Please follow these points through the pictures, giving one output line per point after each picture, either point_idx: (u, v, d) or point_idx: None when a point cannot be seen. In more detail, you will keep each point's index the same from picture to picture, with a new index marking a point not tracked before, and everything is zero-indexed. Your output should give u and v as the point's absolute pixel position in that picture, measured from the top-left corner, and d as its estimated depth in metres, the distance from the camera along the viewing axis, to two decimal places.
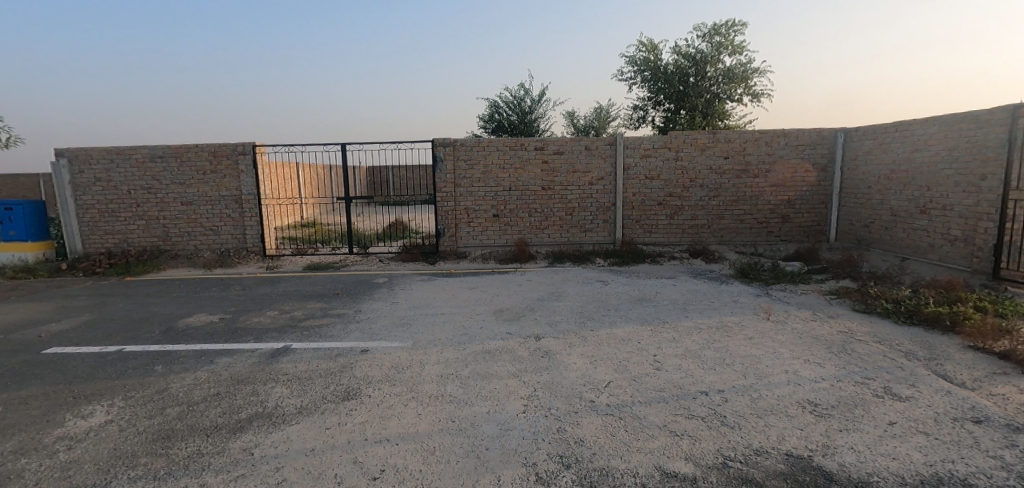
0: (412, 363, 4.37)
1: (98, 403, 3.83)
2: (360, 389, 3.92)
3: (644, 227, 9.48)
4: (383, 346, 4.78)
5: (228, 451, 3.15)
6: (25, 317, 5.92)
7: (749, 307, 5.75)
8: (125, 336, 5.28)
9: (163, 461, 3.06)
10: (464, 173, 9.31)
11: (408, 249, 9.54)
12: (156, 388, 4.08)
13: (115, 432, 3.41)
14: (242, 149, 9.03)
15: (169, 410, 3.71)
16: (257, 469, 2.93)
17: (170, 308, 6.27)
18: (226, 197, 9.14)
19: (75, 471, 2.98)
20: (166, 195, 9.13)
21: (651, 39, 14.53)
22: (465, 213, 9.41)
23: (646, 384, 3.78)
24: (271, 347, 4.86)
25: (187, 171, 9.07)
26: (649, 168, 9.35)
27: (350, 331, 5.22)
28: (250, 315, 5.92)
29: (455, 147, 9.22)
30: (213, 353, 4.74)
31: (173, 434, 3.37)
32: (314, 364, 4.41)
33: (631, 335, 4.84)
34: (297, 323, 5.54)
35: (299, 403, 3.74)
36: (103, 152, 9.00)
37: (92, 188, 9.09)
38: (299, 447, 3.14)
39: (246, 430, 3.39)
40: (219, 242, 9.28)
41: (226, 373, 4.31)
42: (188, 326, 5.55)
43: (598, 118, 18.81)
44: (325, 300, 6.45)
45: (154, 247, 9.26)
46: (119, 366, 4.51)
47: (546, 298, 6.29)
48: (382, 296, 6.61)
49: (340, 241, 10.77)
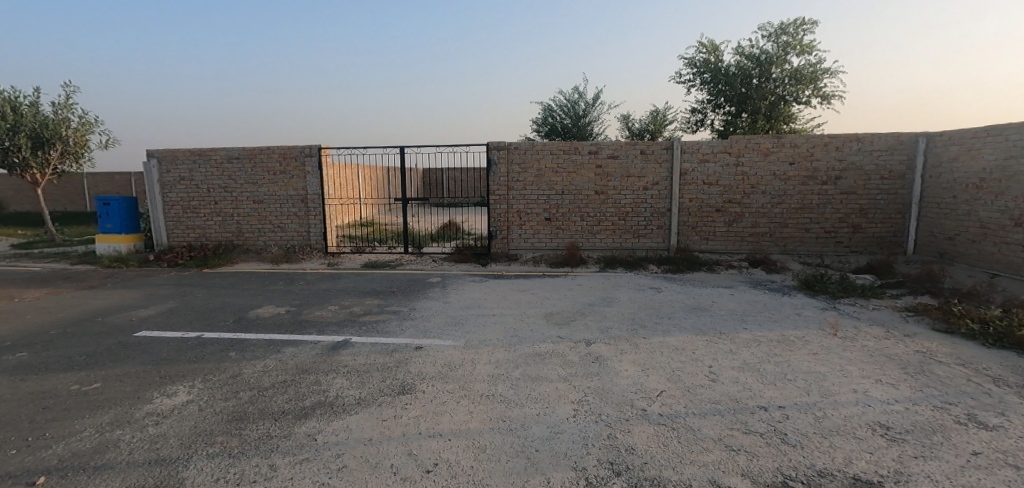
0: (464, 361, 4.47)
1: (181, 384, 4.20)
2: (415, 385, 4.06)
3: (700, 234, 9.21)
4: (436, 344, 4.91)
5: (294, 435, 3.38)
6: (119, 303, 6.55)
7: (814, 320, 5.46)
8: (202, 323, 5.73)
9: (236, 440, 3.35)
10: (517, 176, 9.38)
11: (461, 250, 9.73)
12: (230, 373, 4.40)
13: (195, 411, 3.75)
14: (309, 151, 9.55)
15: (242, 393, 4.02)
16: (320, 454, 3.12)
17: (242, 299, 6.74)
18: (292, 196, 9.69)
19: (162, 445, 3.32)
20: (241, 194, 9.80)
21: (712, 40, 14.09)
22: (518, 215, 9.48)
23: (701, 395, 3.68)
24: (333, 339, 5.12)
25: (259, 171, 9.70)
26: (707, 172, 9.07)
27: (404, 328, 5.39)
28: (313, 308, 6.26)
29: (509, 150, 9.34)
30: (280, 343, 5.06)
31: (245, 416, 3.66)
32: (371, 358, 4.61)
33: (684, 345, 4.72)
34: (355, 318, 5.79)
35: (358, 394, 3.93)
36: (188, 153, 9.79)
37: (177, 186, 9.91)
38: (358, 436, 3.32)
39: (310, 417, 3.62)
40: (285, 239, 9.84)
41: (291, 362, 4.59)
42: (257, 317, 5.94)
43: (654, 122, 18.42)
44: (381, 297, 6.71)
45: (228, 242, 9.94)
46: (200, 351, 4.91)
47: (597, 303, 6.24)
48: (435, 296, 6.78)
49: (396, 241, 11.11)
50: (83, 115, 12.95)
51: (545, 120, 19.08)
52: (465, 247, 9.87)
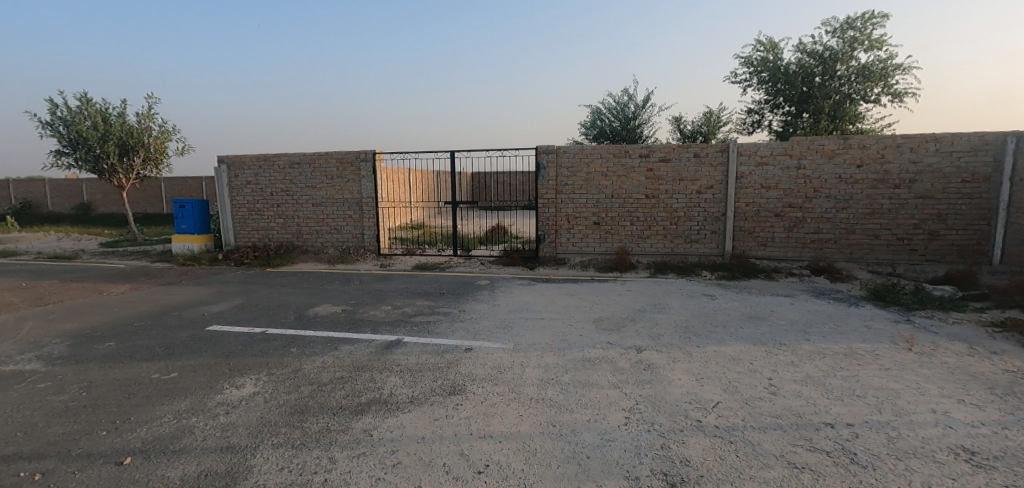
0: (514, 365, 4.50)
1: (248, 376, 4.46)
2: (465, 386, 4.12)
3: (758, 240, 8.84)
4: (485, 347, 4.96)
5: (351, 430, 3.52)
6: (192, 298, 7.04)
7: (885, 334, 5.11)
8: (266, 320, 6.06)
9: (298, 432, 3.52)
10: (566, 180, 9.36)
11: (509, 253, 9.80)
12: (292, 367, 4.63)
13: (261, 403, 3.97)
14: (364, 156, 9.92)
15: (303, 387, 4.22)
16: (376, 450, 3.23)
17: (302, 297, 7.08)
18: (348, 199, 10.09)
19: (232, 433, 3.54)
20: (300, 197, 10.30)
21: (771, 38, 13.53)
22: (566, 219, 9.45)
23: (760, 409, 3.53)
24: (386, 338, 5.29)
25: (318, 176, 10.17)
26: (765, 176, 8.71)
27: (455, 329, 5.49)
28: (367, 308, 6.49)
29: (558, 154, 9.33)
30: (337, 341, 5.27)
31: (306, 410, 3.84)
32: (423, 358, 4.73)
33: (741, 355, 4.54)
34: (407, 318, 5.96)
35: (410, 393, 4.04)
36: (254, 159, 10.41)
37: (244, 190, 10.54)
38: (411, 433, 3.41)
39: (366, 413, 3.76)
40: (341, 241, 10.26)
41: (347, 359, 4.77)
42: (316, 315, 6.22)
43: (707, 124, 17.87)
44: (432, 298, 6.86)
45: (289, 242, 10.47)
46: (264, 345, 5.20)
47: (649, 310, 6.12)
48: (484, 298, 6.87)
49: (446, 243, 11.33)
50: (163, 125, 14.06)
51: (593, 124, 18.94)
52: (513, 251, 9.94)
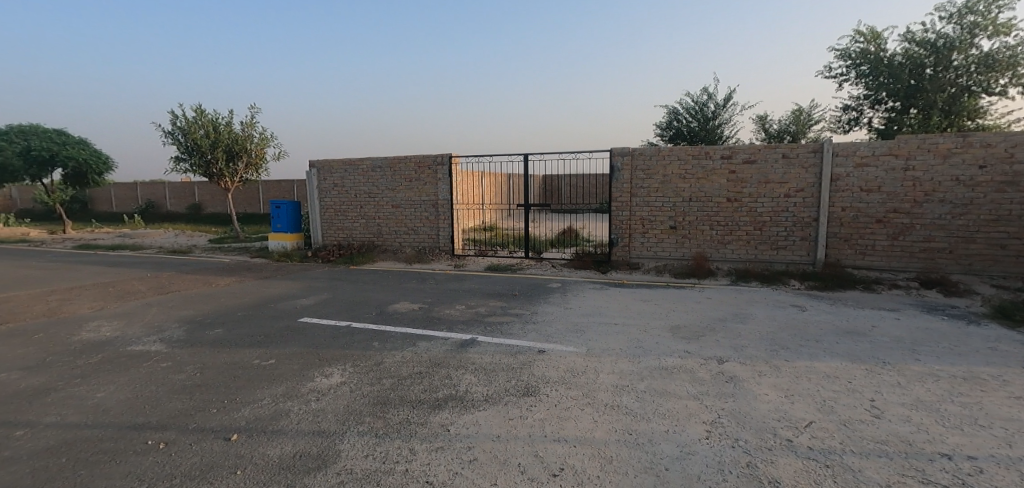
0: (587, 369, 4.46)
1: (335, 367, 4.77)
2: (539, 387, 4.14)
3: (855, 248, 8.12)
4: (558, 349, 4.96)
5: (430, 423, 3.65)
6: (287, 292, 7.66)
7: (1015, 357, 4.50)
8: (351, 314, 6.46)
9: (382, 422, 3.71)
10: (642, 182, 9.14)
11: (581, 257, 9.73)
12: (374, 360, 4.90)
13: (348, 392, 4.23)
14: (441, 159, 10.29)
15: (385, 380, 4.44)
16: (453, 444, 3.34)
17: (383, 294, 7.46)
18: (425, 201, 10.51)
19: (323, 418, 3.80)
20: (381, 199, 10.87)
21: (872, 27, 12.41)
22: (641, 222, 9.22)
23: (860, 432, 3.24)
24: (461, 337, 5.44)
25: (398, 178, 10.68)
26: (865, 178, 7.98)
27: (527, 331, 5.54)
28: (443, 306, 6.71)
29: (634, 156, 9.14)
30: (415, 337, 5.50)
31: (388, 401, 4.04)
32: (497, 357, 4.81)
33: (837, 372, 4.19)
34: (481, 318, 6.09)
35: (485, 391, 4.13)
36: (341, 163, 11.13)
37: (331, 192, 11.30)
38: (487, 431, 3.48)
39: (444, 408, 3.89)
40: (417, 241, 10.70)
41: (425, 355, 4.97)
42: (395, 311, 6.53)
43: (796, 122, 16.71)
44: (505, 299, 6.96)
45: (370, 242, 11.08)
46: (350, 338, 5.54)
47: (731, 319, 5.82)
48: (557, 301, 6.87)
49: (517, 245, 11.47)
50: (263, 132, 15.41)
51: (669, 124, 18.34)
52: (585, 254, 9.85)
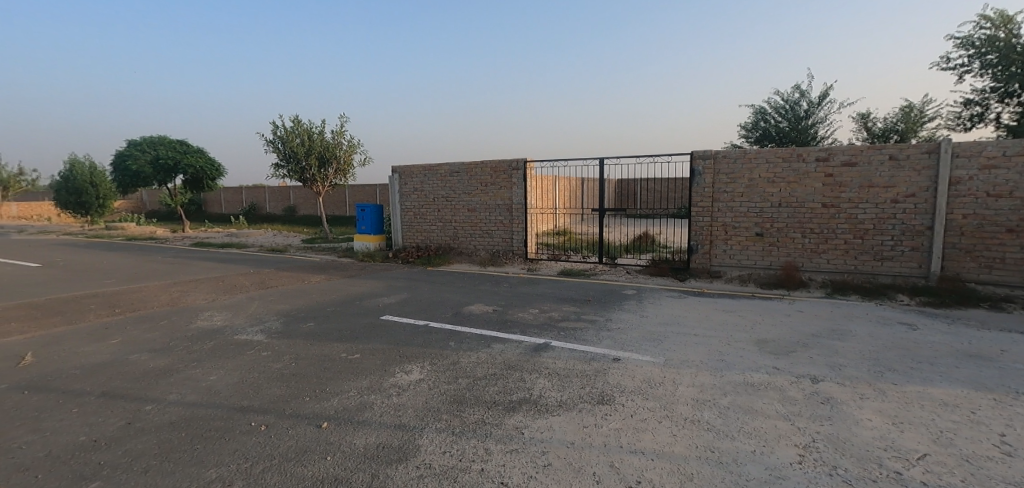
0: (665, 380, 4.32)
1: (415, 364, 4.99)
2: (614, 396, 4.07)
3: (979, 261, 7.18)
4: (634, 358, 4.85)
5: (505, 425, 3.71)
6: (371, 290, 8.13)
7: None
8: (429, 314, 6.73)
9: (459, 420, 3.83)
10: (725, 187, 8.71)
11: (657, 263, 9.44)
12: (451, 360, 5.06)
13: (426, 389, 4.41)
14: (516, 164, 10.45)
15: (461, 379, 4.58)
16: (527, 448, 3.37)
17: (459, 295, 7.70)
18: (500, 205, 10.71)
19: (404, 413, 3.99)
20: (458, 203, 11.22)
21: (1003, 11, 10.95)
22: (723, 229, 8.78)
23: (987, 471, 2.85)
24: (535, 341, 5.48)
25: (474, 183, 10.98)
26: (993, 182, 7.04)
27: (602, 338, 5.46)
28: (517, 310, 6.80)
29: (717, 159, 8.74)
30: (490, 339, 5.62)
31: (465, 401, 4.15)
32: (570, 363, 4.79)
33: (957, 401, 3.73)
34: (554, 323, 6.10)
35: (559, 397, 4.12)
36: (421, 168, 11.65)
37: (411, 196, 11.84)
38: (561, 437, 3.48)
39: (518, 411, 3.93)
40: (491, 244, 10.92)
41: (499, 357, 5.06)
42: (471, 312, 6.71)
43: (906, 120, 15.11)
44: (579, 305, 6.92)
45: (446, 244, 11.48)
46: (428, 337, 5.77)
47: (826, 335, 5.37)
48: (632, 308, 6.71)
49: (591, 251, 11.35)
50: (351, 140, 16.49)
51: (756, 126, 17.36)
52: (662, 261, 9.55)
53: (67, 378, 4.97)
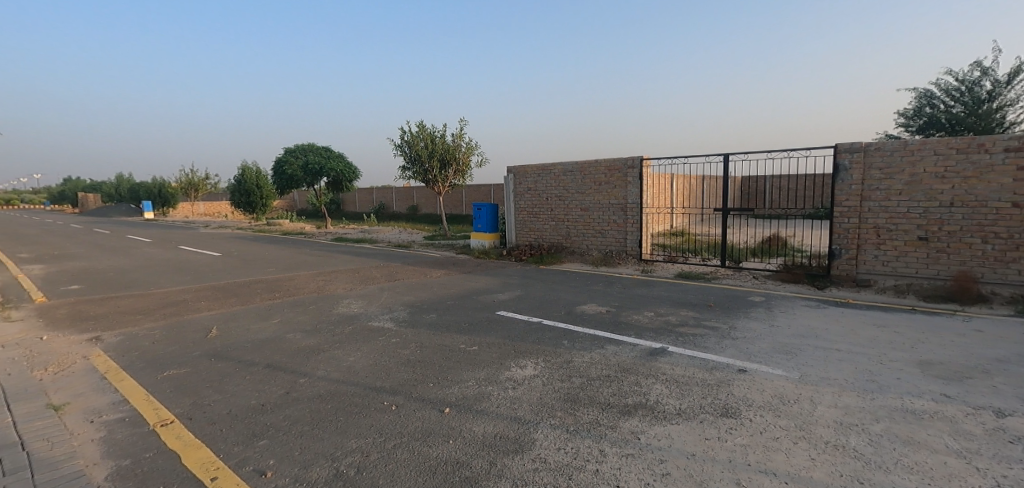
0: (800, 398, 3.93)
1: (529, 360, 5.13)
2: (739, 410, 3.80)
3: None
4: (763, 371, 4.48)
5: (620, 428, 3.67)
6: (487, 286, 8.52)
7: None
8: (543, 311, 6.87)
9: (572, 418, 3.87)
10: (877, 183, 7.65)
11: (790, 269, 8.60)
12: (564, 358, 5.12)
13: (541, 385, 4.52)
14: (632, 163, 10.21)
15: (574, 378, 4.62)
16: (644, 454, 3.29)
17: (572, 295, 7.74)
18: (613, 205, 10.54)
19: (519, 406, 4.14)
20: (571, 202, 11.27)
21: None
22: (874, 232, 7.72)
23: None
24: (650, 345, 5.33)
25: (588, 182, 10.95)
26: None
27: (725, 346, 5.13)
28: (632, 312, 6.65)
29: (868, 153, 7.72)
30: (603, 340, 5.58)
31: (578, 400, 4.18)
32: (690, 371, 4.58)
33: None
34: (672, 327, 5.86)
35: (678, 405, 3.97)
36: (535, 168, 11.91)
37: (525, 195, 12.15)
38: (680, 447, 3.34)
39: (633, 415, 3.86)
40: (604, 244, 10.80)
41: (613, 359, 5.00)
42: (583, 312, 6.73)
43: None
44: (699, 310, 6.57)
45: (558, 243, 11.59)
46: (542, 334, 5.89)
47: (1016, 361, 4.46)
48: (761, 316, 6.20)
49: (711, 253, 10.69)
50: (469, 142, 17.39)
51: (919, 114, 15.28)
52: (796, 266, 8.67)
53: (242, 350, 5.94)
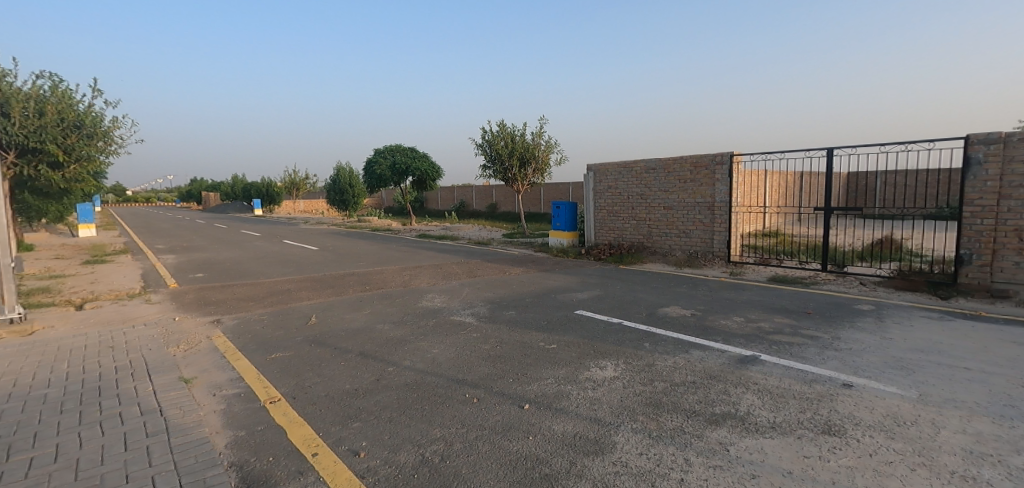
0: (918, 420, 3.52)
1: (609, 361, 5.07)
2: (844, 428, 3.49)
3: None
4: (872, 388, 4.07)
5: (707, 438, 3.51)
6: (565, 285, 8.51)
7: None
8: (624, 312, 6.74)
9: (655, 424, 3.77)
10: (1021, 179, 6.63)
11: (906, 275, 7.71)
12: (645, 361, 5.00)
13: (622, 387, 4.45)
14: (721, 159, 9.68)
15: (657, 382, 4.49)
16: (734, 466, 3.13)
17: (654, 296, 7.51)
18: (700, 203, 10.06)
19: (600, 407, 4.12)
20: (654, 201, 10.92)
21: None
22: (1015, 235, 6.69)
23: None
24: (740, 352, 5.04)
25: (672, 180, 10.54)
26: None
27: (827, 358, 4.73)
28: (719, 316, 6.32)
29: (1009, 144, 6.71)
30: (688, 345, 5.36)
31: (661, 405, 4.06)
32: (785, 382, 4.27)
33: None
34: (764, 335, 5.50)
35: (772, 418, 3.72)
36: (616, 166, 11.67)
37: (605, 193, 11.96)
38: (775, 463, 3.13)
39: (721, 425, 3.68)
40: (689, 245, 10.36)
41: (699, 365, 4.79)
42: (666, 315, 6.51)
43: None
44: (796, 317, 6.10)
45: (639, 243, 11.28)
46: (623, 336, 5.79)
47: None
48: (870, 327, 5.63)
49: (811, 256, 9.86)
50: (548, 140, 17.42)
51: None
52: (914, 273, 7.75)
53: (338, 337, 6.44)
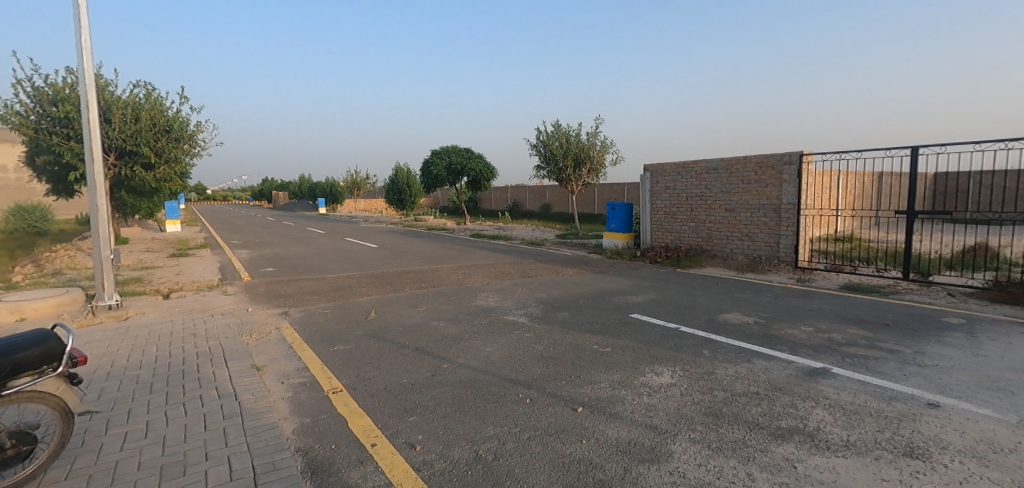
0: (1016, 447, 3.19)
1: (666, 367, 4.94)
2: (929, 452, 3.21)
3: None
4: (962, 409, 3.72)
5: (772, 453, 3.34)
6: (620, 287, 8.38)
7: None
8: (681, 317, 6.54)
9: (715, 435, 3.64)
10: None
11: (1004, 287, 6.98)
12: (705, 369, 4.83)
13: (679, 395, 4.33)
14: (789, 158, 9.18)
15: (717, 392, 4.33)
16: (802, 485, 2.96)
17: (714, 301, 7.23)
18: (765, 205, 9.59)
19: (656, 414, 4.03)
20: (715, 202, 10.51)
21: None
22: None
23: None
24: (808, 364, 4.76)
25: (734, 180, 10.11)
26: None
27: (908, 374, 4.37)
28: (786, 325, 5.99)
29: None
30: (750, 353, 5.13)
31: (722, 416, 3.91)
32: (860, 398, 4.00)
33: None
34: (836, 346, 5.16)
35: (845, 436, 3.49)
36: (675, 166, 11.34)
37: (663, 194, 11.65)
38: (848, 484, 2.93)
39: (787, 440, 3.49)
40: (752, 248, 9.89)
41: (763, 376, 4.58)
42: (727, 321, 6.25)
43: None
44: (873, 329, 5.67)
45: (698, 246, 10.90)
46: (680, 341, 5.62)
47: None
48: (960, 342, 5.14)
49: (890, 263, 9.13)
50: (604, 140, 17.19)
51: None
52: (1013, 284, 7.00)
53: (395, 333, 6.67)
